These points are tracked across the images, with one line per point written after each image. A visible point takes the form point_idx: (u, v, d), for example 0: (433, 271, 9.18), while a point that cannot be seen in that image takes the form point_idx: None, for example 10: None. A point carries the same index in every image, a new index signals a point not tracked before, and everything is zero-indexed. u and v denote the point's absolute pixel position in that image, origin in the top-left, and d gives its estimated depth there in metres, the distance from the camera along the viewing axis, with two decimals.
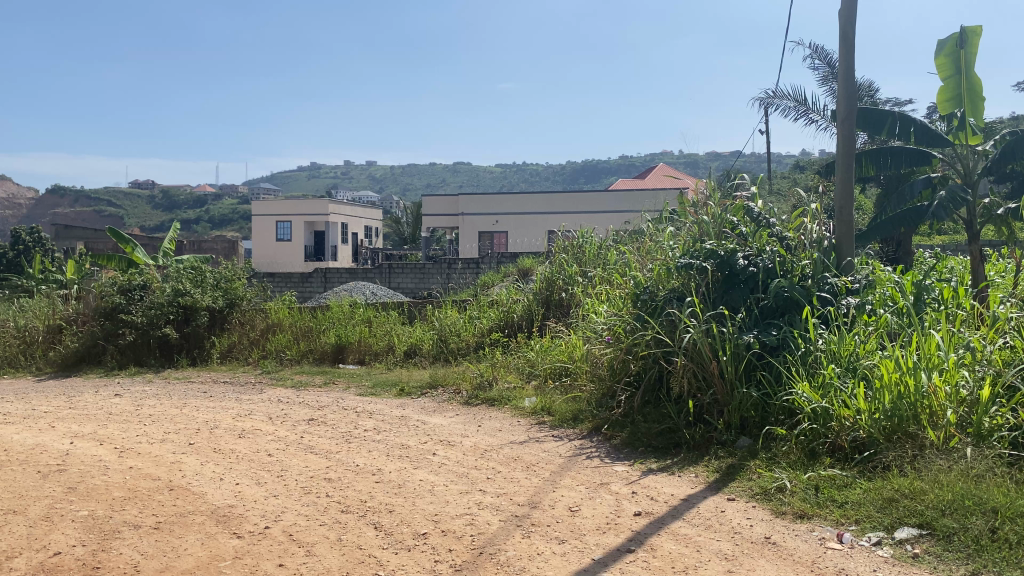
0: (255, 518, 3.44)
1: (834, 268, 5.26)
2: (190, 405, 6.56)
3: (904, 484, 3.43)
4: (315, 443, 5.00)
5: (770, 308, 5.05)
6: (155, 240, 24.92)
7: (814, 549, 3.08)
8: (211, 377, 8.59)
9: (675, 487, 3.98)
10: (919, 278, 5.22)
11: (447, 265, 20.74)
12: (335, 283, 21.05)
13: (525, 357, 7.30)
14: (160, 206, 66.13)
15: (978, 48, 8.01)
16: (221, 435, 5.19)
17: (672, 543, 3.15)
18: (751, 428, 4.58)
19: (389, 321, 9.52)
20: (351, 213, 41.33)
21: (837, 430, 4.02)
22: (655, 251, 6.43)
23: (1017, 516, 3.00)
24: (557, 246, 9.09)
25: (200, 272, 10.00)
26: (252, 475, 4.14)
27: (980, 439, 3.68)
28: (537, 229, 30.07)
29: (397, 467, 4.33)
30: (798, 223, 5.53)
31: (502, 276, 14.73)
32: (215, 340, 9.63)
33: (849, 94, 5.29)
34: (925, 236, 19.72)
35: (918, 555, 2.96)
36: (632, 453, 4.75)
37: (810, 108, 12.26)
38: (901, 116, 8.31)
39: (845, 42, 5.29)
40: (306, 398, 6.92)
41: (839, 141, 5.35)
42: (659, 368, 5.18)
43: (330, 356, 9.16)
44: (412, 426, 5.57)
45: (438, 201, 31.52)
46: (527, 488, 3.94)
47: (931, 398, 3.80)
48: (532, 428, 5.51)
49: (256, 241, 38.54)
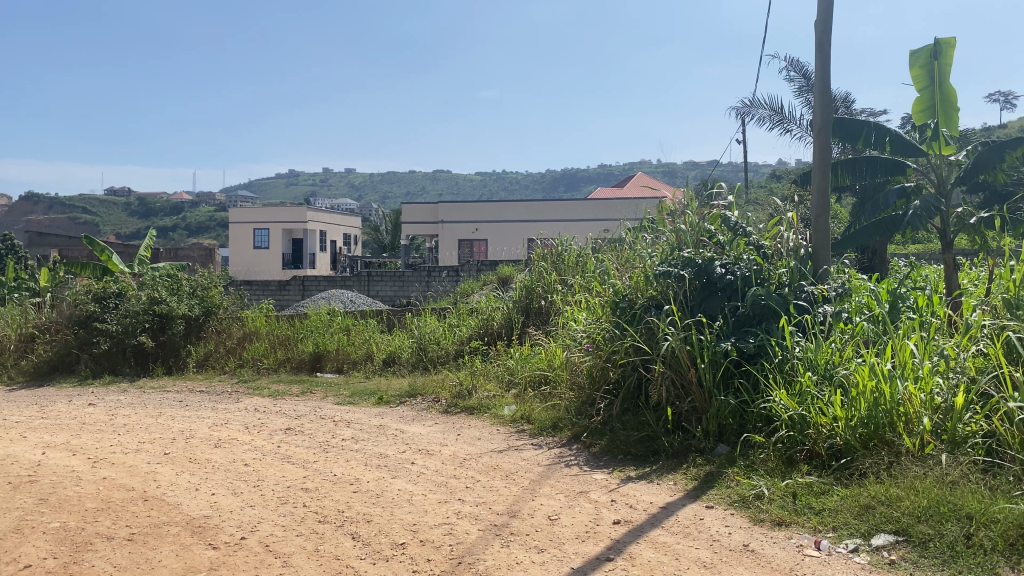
0: (231, 528, 3.40)
1: (810, 276, 5.29)
2: (165, 414, 6.49)
3: (881, 491, 3.46)
4: (292, 452, 4.97)
5: (746, 316, 5.06)
6: (130, 247, 24.52)
7: (792, 557, 3.09)
8: (187, 386, 8.51)
9: (654, 495, 3.99)
10: (894, 287, 5.25)
11: (426, 273, 20.73)
12: (313, 292, 20.91)
13: (504, 366, 7.28)
14: (136, 213, 65.59)
15: (952, 59, 8.18)
16: (197, 444, 5.15)
17: (651, 552, 3.15)
18: (729, 435, 4.60)
19: (368, 330, 9.48)
20: (330, 220, 41.15)
21: (815, 437, 4.05)
22: (634, 260, 6.46)
23: (991, 522, 3.03)
24: (537, 254, 9.06)
25: (176, 279, 9.91)
26: (228, 485, 4.10)
27: (955, 446, 3.70)
28: (516, 238, 30.16)
29: (375, 476, 4.30)
30: (774, 231, 5.57)
31: (482, 283, 14.72)
32: (191, 349, 9.54)
33: (825, 105, 5.35)
34: (900, 245, 20.06)
35: (895, 562, 2.97)
36: (611, 461, 4.76)
37: (786, 117, 12.38)
38: (876, 126, 8.44)
39: (821, 53, 5.34)
40: (282, 407, 6.87)
41: (815, 150, 5.40)
42: (638, 376, 5.20)
43: (308, 365, 9.11)
44: (390, 435, 5.55)
45: (418, 209, 31.44)
46: (506, 497, 3.93)
47: (906, 406, 3.83)
48: (511, 437, 5.49)
49: (233, 249, 38.28)
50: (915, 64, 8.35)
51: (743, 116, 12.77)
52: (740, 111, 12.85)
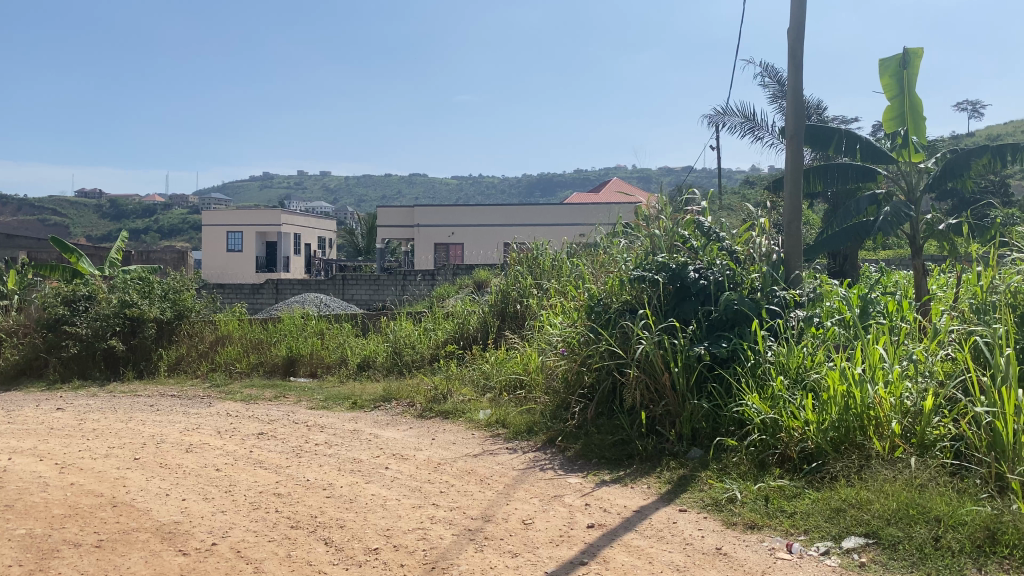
0: (202, 534, 3.36)
1: (783, 281, 5.34)
2: (135, 419, 6.42)
3: (851, 494, 3.50)
4: (264, 457, 4.92)
5: (719, 320, 5.09)
6: (102, 249, 24.11)
7: (764, 560, 3.11)
8: (158, 390, 8.39)
9: (628, 498, 4.00)
10: (865, 292, 5.30)
11: (401, 277, 20.68)
12: (286, 295, 20.75)
13: (480, 370, 7.27)
14: (107, 215, 64.83)
15: (920, 69, 8.32)
16: (168, 450, 5.09)
17: (624, 555, 3.16)
18: (702, 439, 4.63)
19: (342, 334, 9.43)
20: (305, 224, 40.93)
21: (787, 440, 4.09)
22: (609, 264, 6.49)
23: (960, 524, 3.08)
24: (512, 258, 9.05)
25: (148, 283, 9.79)
26: (199, 491, 4.05)
27: (924, 449, 3.75)
28: (492, 242, 30.15)
29: (349, 481, 4.27)
30: (747, 236, 5.63)
31: (458, 287, 14.70)
32: (162, 353, 9.43)
33: (797, 112, 5.41)
34: (870, 251, 20.41)
35: (865, 564, 3.01)
36: (585, 465, 4.77)
37: (757, 124, 12.53)
38: (846, 133, 8.59)
39: (794, 61, 5.40)
40: (255, 412, 6.80)
41: (788, 157, 5.46)
42: (613, 380, 5.24)
43: (281, 369, 9.03)
44: (364, 439, 5.52)
45: (394, 213, 31.34)
46: (480, 501, 3.92)
47: (877, 409, 3.87)
48: (487, 441, 5.48)
49: (207, 252, 37.93)
50: (884, 73, 8.48)
51: (716, 123, 12.89)
52: (713, 118, 12.98)
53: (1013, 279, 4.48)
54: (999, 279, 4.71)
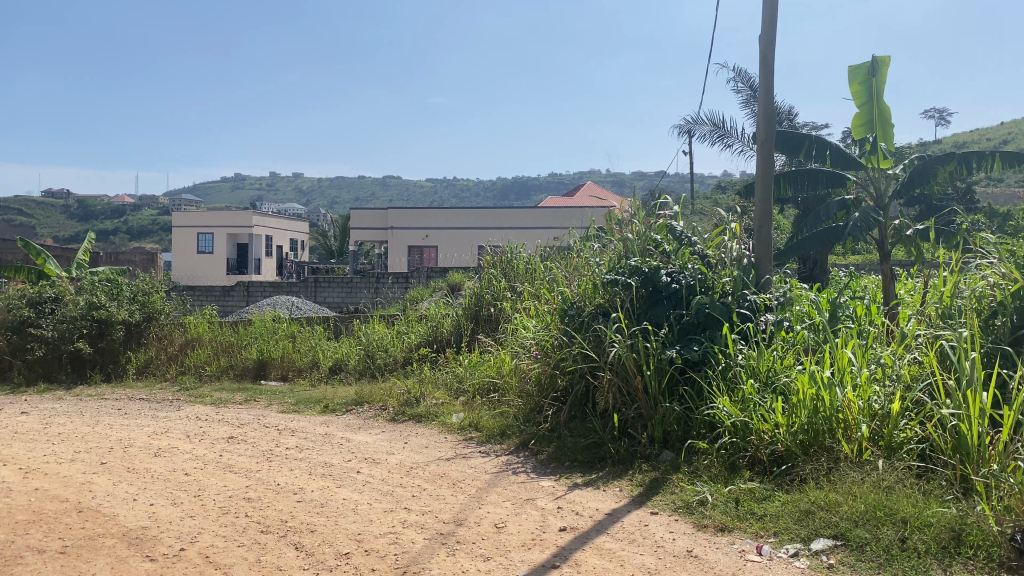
0: (170, 540, 3.32)
1: (753, 285, 5.38)
2: (102, 423, 6.32)
3: (820, 496, 3.53)
4: (234, 461, 4.87)
5: (691, 323, 5.14)
6: (70, 249, 23.74)
7: (735, 562, 3.13)
8: (126, 394, 8.28)
9: (600, 501, 4.01)
10: (834, 296, 5.37)
11: (375, 280, 20.55)
12: (257, 297, 20.55)
13: (453, 373, 7.24)
14: (75, 215, 63.89)
15: (887, 76, 8.42)
16: (135, 454, 5.02)
17: (596, 558, 3.16)
18: (674, 441, 4.66)
19: (314, 337, 9.36)
20: (277, 226, 40.59)
21: (757, 443, 4.12)
22: (583, 268, 6.51)
23: (925, 525, 3.13)
24: (486, 261, 9.03)
25: (116, 285, 9.66)
26: (168, 495, 4.00)
27: (891, 452, 3.80)
28: (466, 245, 30.11)
29: (320, 486, 4.24)
30: (718, 240, 5.67)
31: (431, 290, 14.64)
32: (131, 355, 9.31)
33: (768, 118, 5.46)
34: (840, 256, 20.69)
35: (833, 566, 3.04)
36: (558, 468, 4.77)
37: (726, 133, 12.65)
38: (816, 140, 8.72)
39: (765, 67, 5.46)
40: (225, 415, 6.73)
41: (759, 162, 5.51)
42: (586, 383, 5.26)
43: (251, 372, 8.95)
44: (335, 443, 5.48)
45: (367, 215, 31.19)
46: (452, 505, 3.91)
47: (845, 412, 3.92)
48: (459, 445, 5.47)
49: (176, 254, 37.49)
50: (853, 81, 8.55)
51: (687, 132, 12.98)
52: (684, 126, 13.07)
53: (977, 283, 4.54)
54: (964, 284, 4.78)
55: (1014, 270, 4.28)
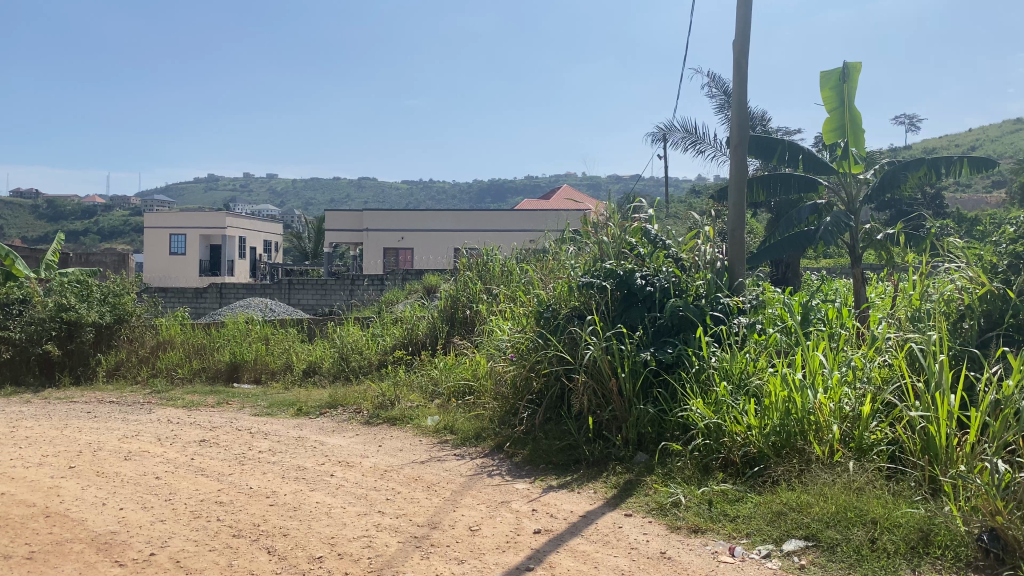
0: (139, 544, 3.27)
1: (726, 289, 5.43)
2: (71, 426, 6.23)
3: (792, 498, 3.56)
4: (206, 464, 4.82)
5: (665, 326, 5.17)
6: (38, 249, 23.37)
7: (707, 563, 3.15)
8: (96, 396, 8.17)
9: (575, 504, 4.01)
10: (806, 300, 5.42)
11: (350, 282, 20.45)
12: (230, 299, 20.36)
13: (428, 376, 7.22)
14: (44, 215, 63.00)
15: (858, 82, 8.53)
16: (105, 457, 4.95)
17: (570, 561, 3.17)
18: (648, 443, 4.68)
19: (288, 339, 9.29)
20: (251, 227, 40.26)
21: (729, 445, 4.16)
22: (558, 270, 6.53)
23: (895, 526, 3.17)
24: (462, 263, 9.01)
25: (86, 286, 9.53)
26: (138, 499, 3.95)
27: (861, 453, 3.84)
28: (442, 246, 30.06)
29: (293, 489, 4.21)
30: (692, 244, 5.71)
31: (407, 292, 14.60)
32: (101, 358, 9.20)
33: (741, 123, 5.51)
34: (812, 259, 20.93)
35: (804, 567, 3.06)
36: (533, 470, 4.78)
37: (699, 138, 12.74)
38: (788, 144, 8.82)
39: (739, 72, 5.51)
40: (197, 418, 6.66)
41: (733, 166, 5.56)
42: (561, 385, 5.28)
43: (224, 374, 8.87)
44: (309, 447, 5.44)
45: (342, 217, 31.02)
46: (427, 508, 3.89)
47: (817, 414, 3.96)
48: (434, 448, 5.46)
49: (148, 255, 37.07)
50: (825, 86, 8.65)
51: (661, 137, 13.06)
52: (659, 131, 13.15)
53: (946, 287, 4.60)
54: (932, 287, 4.85)
55: (981, 274, 4.34)
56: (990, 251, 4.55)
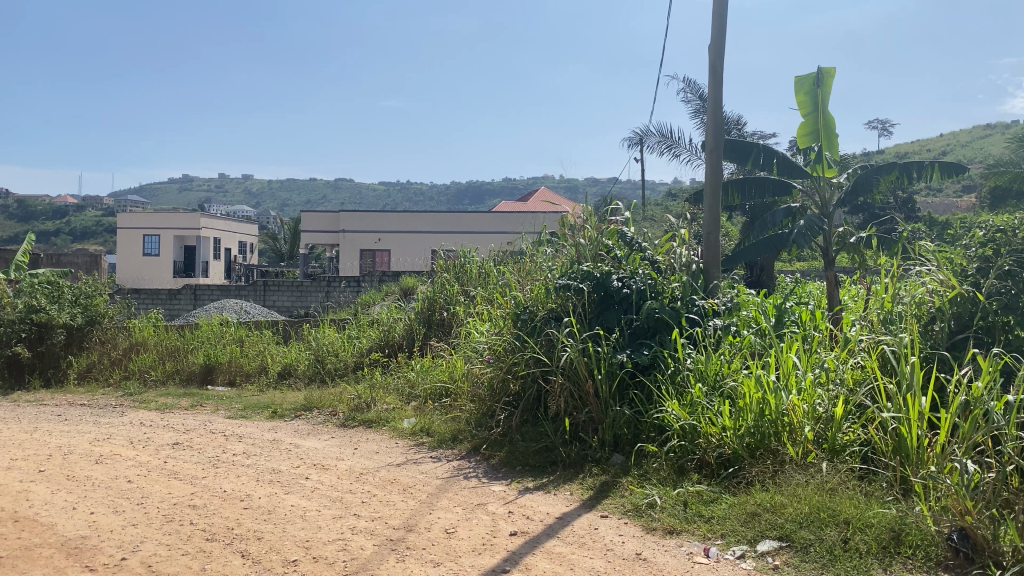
0: (110, 549, 3.23)
1: (701, 291, 5.47)
2: (40, 429, 6.14)
3: (766, 498, 3.59)
4: (179, 467, 4.77)
5: (641, 328, 5.19)
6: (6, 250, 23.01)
7: (682, 564, 3.17)
8: (66, 399, 8.06)
9: (551, 506, 4.02)
10: (780, 302, 5.46)
11: (326, 284, 20.34)
12: (204, 301, 20.16)
13: (405, 378, 7.19)
14: (14, 215, 62.11)
15: (831, 87, 8.61)
16: (75, 461, 4.89)
17: (546, 562, 3.17)
18: (624, 445, 4.70)
19: (262, 341, 9.23)
20: (226, 228, 39.92)
21: (704, 446, 4.19)
22: (535, 272, 6.54)
23: (867, 526, 3.21)
24: (439, 265, 8.98)
25: (57, 287, 9.40)
26: (109, 503, 3.90)
27: (834, 454, 3.88)
28: (420, 248, 29.99)
29: (267, 492, 4.18)
30: (668, 247, 5.76)
31: (383, 294, 14.54)
32: (72, 360, 9.09)
33: (717, 126, 5.55)
34: (786, 262, 21.13)
35: (778, 567, 3.09)
36: (510, 472, 4.78)
37: (675, 142, 12.82)
38: (763, 148, 8.90)
39: (715, 76, 5.55)
40: (170, 421, 6.60)
41: (708, 169, 5.60)
42: (538, 387, 5.29)
43: (198, 377, 8.79)
44: (284, 449, 5.40)
45: (319, 218, 30.85)
46: (403, 511, 3.88)
47: (790, 416, 3.99)
48: (410, 450, 5.44)
49: (121, 256, 36.64)
50: (799, 91, 8.74)
51: (637, 141, 13.13)
52: (635, 135, 13.22)
53: (918, 290, 4.67)
54: (904, 290, 4.91)
55: (951, 277, 4.41)
56: (960, 255, 4.62)
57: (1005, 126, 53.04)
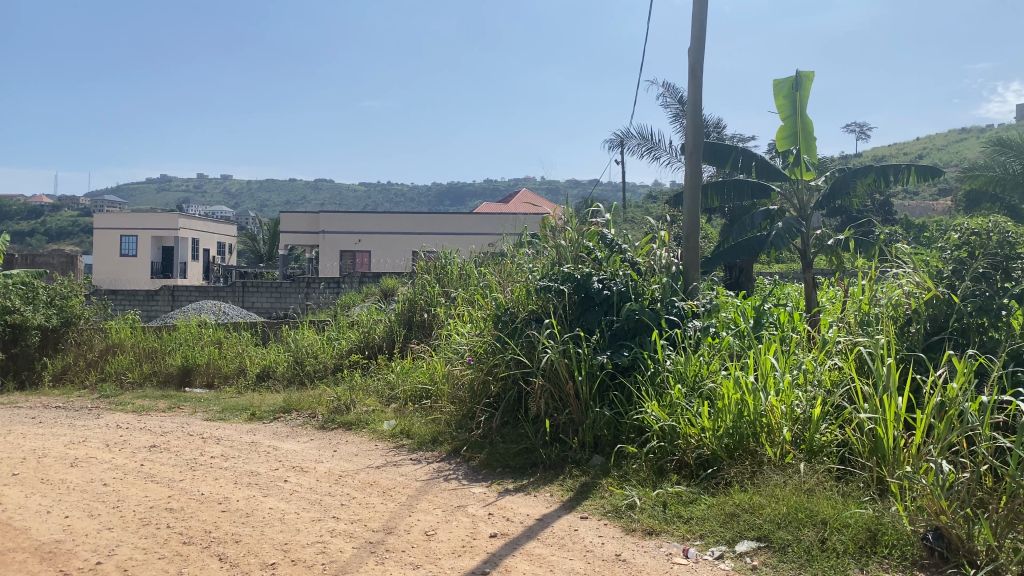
0: (85, 553, 3.20)
1: (681, 292, 5.49)
2: (14, 432, 6.05)
3: (744, 499, 3.61)
4: (156, 470, 4.73)
5: (621, 329, 5.21)
6: None
7: (662, 565, 3.18)
8: (40, 401, 7.96)
9: (531, 507, 4.02)
10: (759, 304, 5.50)
11: (305, 286, 20.24)
12: (182, 302, 19.98)
13: (385, 380, 7.16)
14: None
15: (810, 91, 8.68)
16: (50, 464, 4.82)
17: (526, 564, 3.17)
18: (604, 446, 4.71)
19: (241, 343, 9.16)
20: (205, 229, 39.60)
21: (684, 447, 4.21)
22: (516, 273, 6.54)
23: (844, 526, 3.23)
24: (420, 266, 8.96)
25: (32, 288, 9.29)
26: (85, 507, 3.86)
27: (812, 455, 3.91)
28: (400, 249, 29.91)
29: (245, 495, 4.15)
30: (648, 248, 5.78)
31: (364, 296, 14.47)
32: (47, 362, 8.99)
33: (696, 129, 5.58)
34: (766, 265, 21.27)
35: (756, 567, 3.11)
36: (490, 474, 4.77)
37: (655, 144, 12.88)
38: (742, 151, 8.96)
39: (694, 79, 5.58)
40: (147, 423, 6.53)
41: (688, 172, 5.63)
42: (518, 389, 5.29)
43: (176, 379, 8.71)
44: (262, 452, 5.36)
45: (299, 219, 30.69)
46: (382, 513, 3.87)
47: (768, 416, 4.02)
48: (390, 452, 5.41)
49: (98, 257, 36.26)
50: (778, 95, 8.81)
51: (618, 143, 13.17)
52: (616, 138, 13.27)
53: (894, 292, 4.71)
54: (881, 292, 4.96)
55: (927, 279, 4.45)
56: (936, 257, 4.66)
57: (980, 131, 53.69)
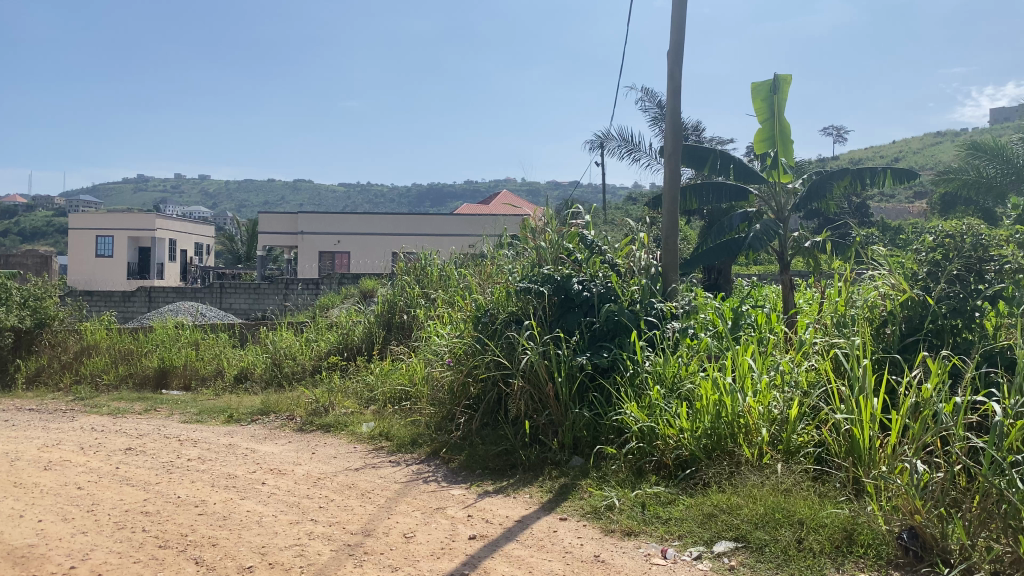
0: (59, 557, 3.16)
1: (660, 294, 5.52)
2: None
3: (722, 500, 3.63)
4: (131, 473, 4.68)
5: (601, 331, 5.22)
6: None
7: (640, 566, 3.19)
8: (13, 404, 7.85)
9: (510, 509, 4.01)
10: (737, 305, 5.53)
11: (284, 287, 20.11)
12: (159, 303, 19.79)
13: (364, 382, 7.13)
14: None
15: (788, 94, 8.77)
16: (23, 467, 4.76)
17: (505, 566, 3.17)
18: (583, 447, 4.72)
19: (219, 344, 9.09)
20: (182, 229, 39.26)
21: (662, 448, 4.23)
22: (496, 275, 6.54)
23: (821, 525, 3.26)
24: (399, 267, 8.93)
25: (5, 289, 9.17)
26: (59, 511, 3.81)
27: (789, 455, 3.94)
28: (380, 250, 29.80)
29: (222, 498, 4.11)
30: (628, 250, 5.81)
31: (343, 297, 14.41)
32: (20, 364, 8.87)
33: (675, 131, 5.61)
34: (744, 266, 21.39)
35: (734, 567, 3.13)
36: (470, 475, 4.76)
37: (635, 146, 12.92)
38: (721, 153, 9.03)
39: (673, 82, 5.61)
40: (122, 426, 6.46)
41: (667, 173, 5.66)
42: (498, 390, 5.29)
43: (152, 381, 8.62)
44: (240, 454, 5.32)
45: (278, 219, 30.51)
46: (361, 516, 3.85)
47: (746, 417, 4.04)
48: (368, 455, 5.39)
49: (73, 257, 35.84)
50: (757, 98, 8.90)
51: (598, 144, 13.21)
52: (596, 139, 13.31)
53: (870, 293, 4.76)
54: (857, 293, 5.00)
55: (902, 281, 4.50)
56: (911, 259, 4.71)
57: (955, 134, 54.26)
